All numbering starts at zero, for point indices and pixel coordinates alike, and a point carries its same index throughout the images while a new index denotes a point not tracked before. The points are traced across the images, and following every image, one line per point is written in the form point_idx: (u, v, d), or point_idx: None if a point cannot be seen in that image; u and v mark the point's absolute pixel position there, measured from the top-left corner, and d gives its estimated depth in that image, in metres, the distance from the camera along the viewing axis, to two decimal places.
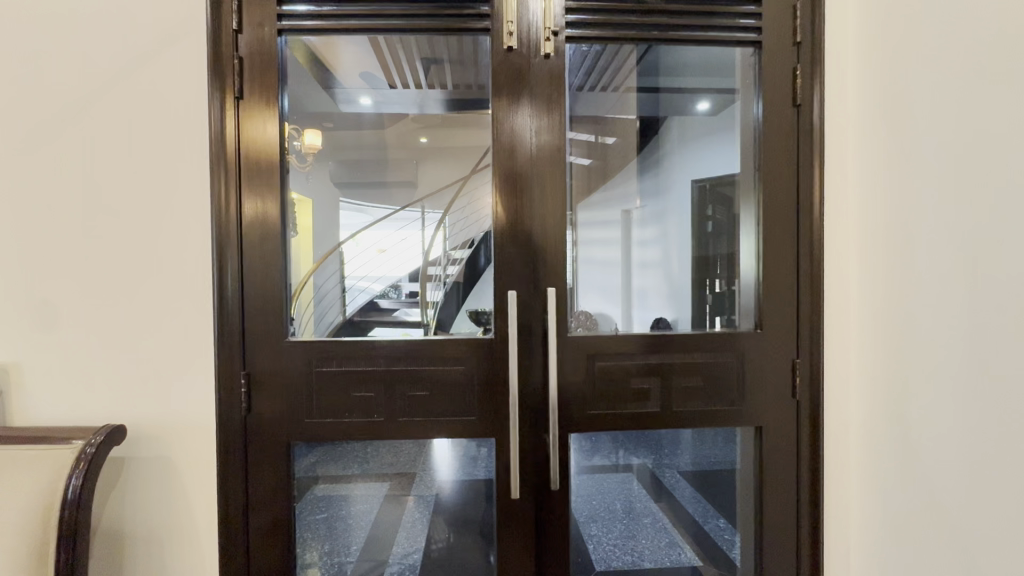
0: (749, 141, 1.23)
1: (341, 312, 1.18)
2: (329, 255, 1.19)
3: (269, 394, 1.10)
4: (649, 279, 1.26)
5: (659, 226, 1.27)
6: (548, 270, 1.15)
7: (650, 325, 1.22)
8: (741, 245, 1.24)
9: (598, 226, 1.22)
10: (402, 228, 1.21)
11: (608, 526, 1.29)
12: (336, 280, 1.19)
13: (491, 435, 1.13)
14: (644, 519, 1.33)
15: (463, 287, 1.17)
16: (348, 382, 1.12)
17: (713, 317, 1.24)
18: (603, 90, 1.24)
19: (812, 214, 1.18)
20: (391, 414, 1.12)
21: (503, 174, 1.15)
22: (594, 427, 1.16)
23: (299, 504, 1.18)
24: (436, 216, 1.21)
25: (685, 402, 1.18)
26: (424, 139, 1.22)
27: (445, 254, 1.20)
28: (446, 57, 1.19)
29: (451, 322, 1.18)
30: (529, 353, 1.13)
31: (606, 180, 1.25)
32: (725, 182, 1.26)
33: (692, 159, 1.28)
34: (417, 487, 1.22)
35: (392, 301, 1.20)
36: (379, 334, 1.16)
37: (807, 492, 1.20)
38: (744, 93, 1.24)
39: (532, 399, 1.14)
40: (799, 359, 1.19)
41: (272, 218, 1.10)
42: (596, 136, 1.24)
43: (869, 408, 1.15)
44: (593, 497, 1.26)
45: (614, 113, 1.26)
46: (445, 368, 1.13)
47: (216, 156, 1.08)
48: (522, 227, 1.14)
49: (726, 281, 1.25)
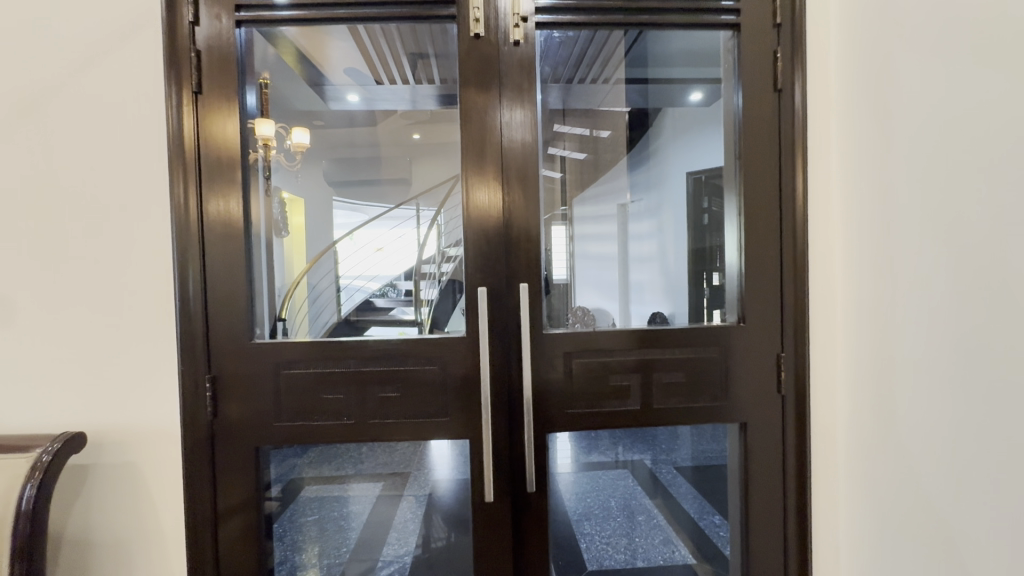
0: (732, 128, 1.19)
1: (336, 312, 1.16)
2: (323, 254, 1.17)
3: (239, 397, 1.07)
4: (646, 274, 1.22)
5: (655, 220, 1.23)
6: (520, 265, 1.11)
7: (647, 321, 1.19)
8: (736, 235, 1.18)
9: (590, 221, 1.19)
10: (397, 226, 1.19)
11: (600, 525, 1.28)
12: (331, 280, 1.17)
13: (466, 436, 1.10)
14: (638, 517, 1.32)
15: (457, 286, 1.13)
16: (316, 384, 1.08)
17: (709, 312, 1.20)
18: (592, 82, 1.21)
19: (796, 202, 1.14)
20: (363, 416, 1.08)
21: (474, 168, 1.11)
22: (572, 426, 1.12)
23: (292, 504, 1.18)
24: (430, 213, 1.16)
25: (666, 398, 1.14)
26: (417, 135, 1.17)
27: (439, 252, 1.15)
28: (431, 51, 1.15)
29: (446, 321, 1.13)
30: (504, 349, 1.10)
31: (597, 174, 1.22)
32: (724, 172, 1.20)
33: (687, 151, 1.23)
34: (412, 486, 1.18)
35: (389, 300, 1.17)
36: (375, 334, 1.13)
37: (795, 490, 1.17)
38: (727, 79, 1.19)
39: (507, 398, 1.10)
40: (784, 353, 1.15)
41: (236, 218, 1.08)
42: (590, 130, 1.22)
43: (856, 403, 1.12)
44: (587, 495, 1.24)
45: (608, 105, 1.24)
46: (419, 369, 1.09)
47: (174, 153, 1.05)
48: (494, 221, 1.11)
49: (724, 274, 1.20)
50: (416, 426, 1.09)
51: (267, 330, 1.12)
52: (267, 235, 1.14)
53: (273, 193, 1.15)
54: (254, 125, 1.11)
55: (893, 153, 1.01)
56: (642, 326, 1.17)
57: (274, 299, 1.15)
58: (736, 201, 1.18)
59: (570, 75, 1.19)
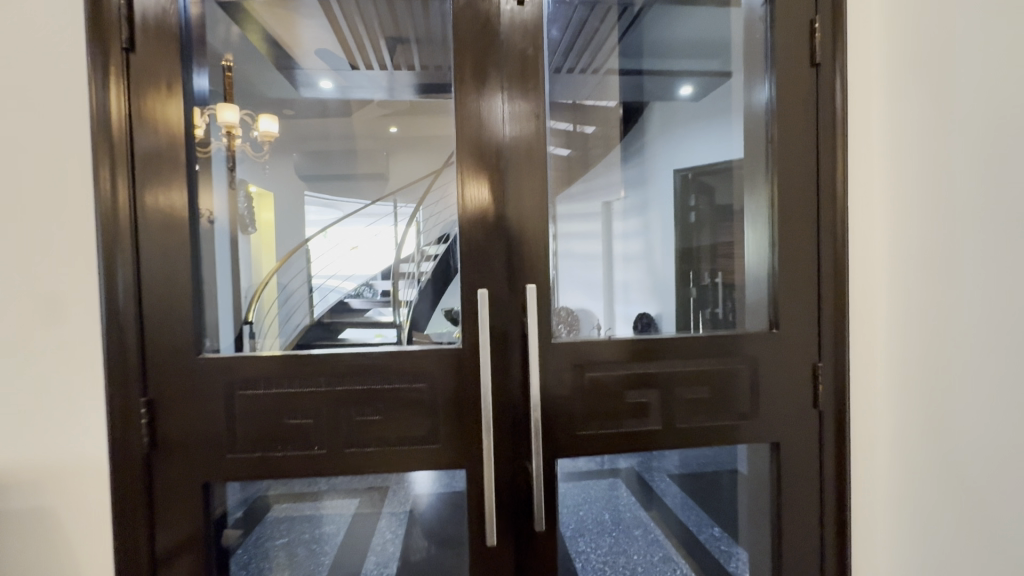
0: (762, 117, 1.06)
1: (309, 314, 0.99)
2: (294, 252, 0.99)
3: (181, 424, 0.87)
4: (633, 273, 1.09)
5: (641, 218, 1.11)
6: (525, 263, 0.95)
7: (633, 331, 1.03)
8: (721, 231, 1.12)
9: (578, 220, 1.03)
10: (373, 223, 1.01)
11: (594, 541, 1.07)
12: (303, 279, 1.00)
13: (462, 466, 0.92)
14: (634, 532, 1.12)
15: (437, 286, 0.96)
16: (280, 406, 0.90)
17: (696, 312, 1.08)
18: (581, 72, 1.06)
19: (836, 191, 1.01)
20: (335, 444, 0.90)
21: (469, 153, 0.94)
22: (584, 451, 0.97)
23: (258, 526, 0.98)
24: (408, 210, 1.00)
25: (687, 416, 1.00)
26: (394, 128, 1.04)
27: (418, 250, 0.99)
28: (413, 35, 0.99)
29: (425, 324, 0.97)
30: (506, 363, 0.93)
31: (587, 171, 1.06)
32: (715, 173, 1.13)
33: (674, 148, 1.15)
34: (390, 503, 0.99)
35: (365, 300, 1.00)
36: (351, 338, 0.96)
37: (833, 514, 1.03)
38: (739, 66, 1.11)
39: (511, 421, 0.94)
40: (822, 362, 1.02)
41: (179, 207, 0.89)
42: (574, 125, 1.04)
43: (907, 418, 1.00)
44: (580, 506, 1.04)
45: (595, 98, 1.08)
46: (404, 388, 0.92)
47: (97, 126, 0.84)
48: (493, 214, 0.94)
49: (716, 272, 1.11)
50: (402, 456, 0.91)
51: (231, 340, 0.94)
52: (230, 232, 0.96)
53: (238, 185, 0.97)
54: (215, 111, 0.96)
55: (966, 141, 0.89)
56: (629, 329, 1.03)
57: (232, 303, 0.96)
58: (763, 195, 1.06)
59: (559, 64, 1.01)
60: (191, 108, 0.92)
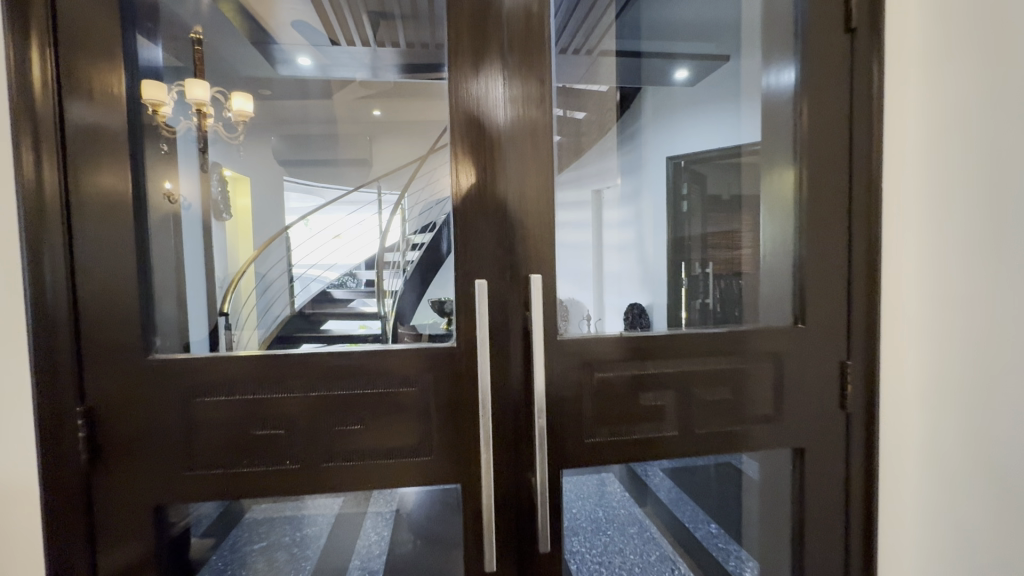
0: (787, 91, 0.96)
1: (290, 304, 0.90)
2: (273, 240, 0.89)
3: (130, 433, 0.75)
4: (623, 263, 1.00)
5: (633, 207, 1.04)
6: (528, 250, 0.83)
7: (623, 328, 0.92)
8: (711, 219, 1.05)
9: (573, 209, 0.90)
10: (355, 212, 0.90)
11: (590, 541, 0.98)
12: (284, 268, 0.90)
13: (457, 479, 0.81)
14: (629, 530, 1.04)
15: (422, 274, 0.85)
16: (245, 416, 0.77)
17: (688, 303, 1.00)
18: (575, 53, 0.95)
19: (871, 171, 0.91)
20: (309, 458, 0.79)
21: (466, 126, 0.82)
22: (594, 461, 0.86)
23: (235, 530, 0.88)
24: (394, 198, 0.91)
25: (706, 418, 0.91)
26: (377, 111, 1.00)
27: (404, 239, 0.89)
28: (399, 13, 0.94)
29: (412, 315, 0.86)
30: (507, 363, 0.82)
31: (581, 158, 0.96)
32: (704, 156, 1.07)
33: (668, 132, 1.13)
34: (375, 503, 0.88)
35: (347, 291, 0.90)
36: (333, 329, 0.87)
37: (860, 520, 0.96)
38: (747, 47, 1.04)
39: (511, 427, 0.83)
40: (851, 360, 0.93)
41: (122, 183, 0.74)
42: (567, 111, 0.93)
43: (940, 422, 0.90)
44: (568, 506, 0.91)
45: (586, 82, 1.01)
46: (390, 393, 0.80)
47: (15, 84, 0.69)
48: (492, 194, 0.83)
49: (707, 262, 1.04)
50: (389, 468, 0.80)
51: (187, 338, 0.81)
52: (204, 220, 0.85)
53: (211, 169, 0.87)
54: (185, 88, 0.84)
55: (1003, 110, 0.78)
56: (619, 326, 0.92)
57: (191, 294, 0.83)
58: (789, 177, 0.96)
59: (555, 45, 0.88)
60: (136, 69, 0.78)
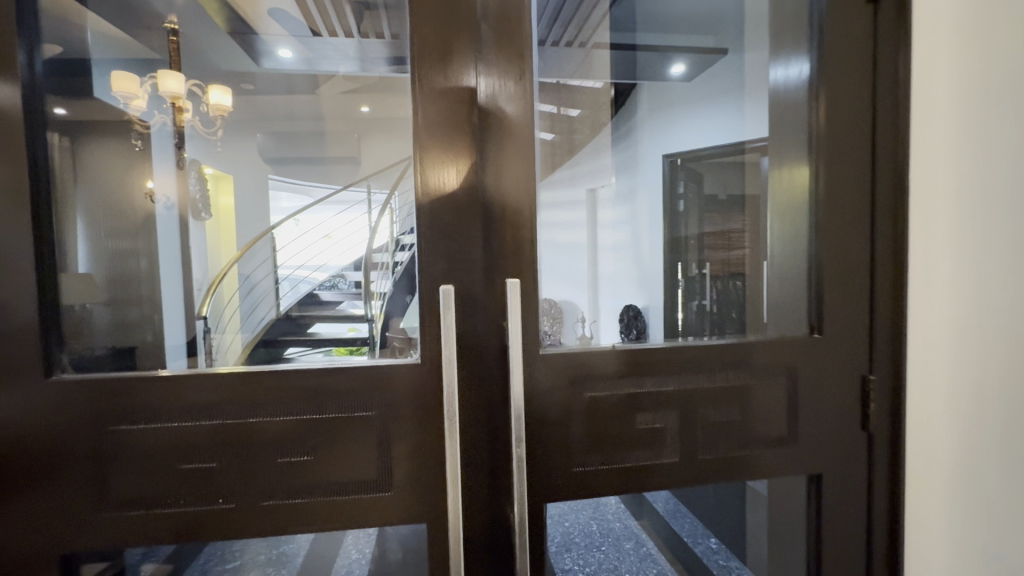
0: (802, 80, 0.85)
1: (274, 307, 0.86)
2: (258, 239, 0.83)
3: (33, 469, 0.63)
4: (619, 264, 0.90)
5: (628, 207, 0.98)
6: (506, 250, 0.72)
7: (619, 338, 0.80)
8: (707, 219, 0.94)
9: (564, 207, 0.81)
10: (343, 211, 0.80)
11: (583, 557, 0.84)
12: (269, 270, 0.86)
13: (424, 516, 0.70)
14: (626, 546, 0.89)
15: (410, 278, 0.72)
16: (168, 449, 0.66)
17: (683, 304, 0.90)
18: (567, 45, 0.86)
19: (896, 160, 0.81)
20: (246, 496, 0.67)
21: (434, 104, 0.70)
22: (583, 492, 0.75)
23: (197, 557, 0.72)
24: (383, 196, 0.77)
25: (710, 442, 0.80)
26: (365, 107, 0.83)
27: (392, 238, 0.74)
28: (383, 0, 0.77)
29: (402, 316, 0.73)
30: (483, 382, 0.71)
31: (572, 157, 0.88)
32: (704, 154, 0.99)
33: (664, 130, 1.07)
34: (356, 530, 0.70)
35: (336, 293, 0.81)
36: (320, 332, 0.76)
37: (883, 552, 0.85)
38: (753, 27, 0.94)
39: (487, 456, 0.72)
40: (874, 374, 0.82)
41: (16, 171, 0.62)
42: (559, 109, 0.83)
43: (974, 447, 0.79)
44: (557, 523, 0.79)
45: (581, 78, 0.92)
46: (342, 418, 0.68)
47: None
48: (465, 184, 0.71)
49: (704, 262, 0.94)
50: (337, 504, 0.68)
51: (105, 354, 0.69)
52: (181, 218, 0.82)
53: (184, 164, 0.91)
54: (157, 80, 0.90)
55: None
56: (613, 334, 0.80)
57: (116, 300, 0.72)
58: (803, 173, 0.85)
59: (544, 36, 0.79)
60: (38, 37, 0.66)
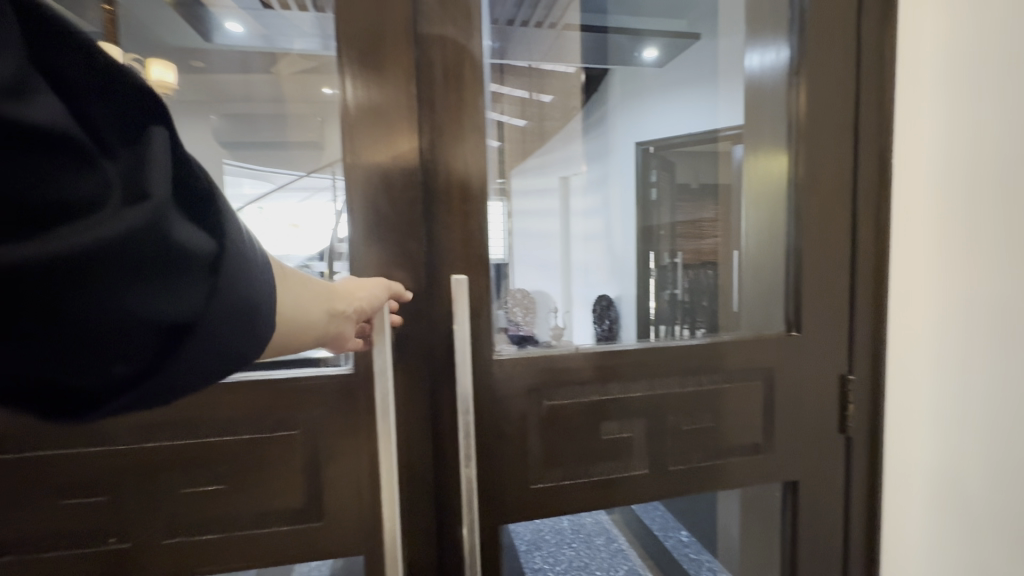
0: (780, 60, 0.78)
1: None
2: None
3: None
4: (590, 253, 0.81)
5: (601, 194, 0.85)
6: (455, 243, 0.63)
7: (594, 338, 0.73)
8: (680, 208, 0.85)
9: (535, 195, 0.73)
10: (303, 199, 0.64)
11: (553, 556, 0.76)
12: None
13: (362, 543, 0.62)
14: (595, 541, 0.80)
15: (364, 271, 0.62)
16: (51, 486, 0.55)
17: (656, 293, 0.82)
18: (536, 25, 0.75)
19: (880, 146, 0.76)
20: (151, 533, 0.57)
21: (370, 75, 0.60)
22: (544, 510, 0.68)
23: None
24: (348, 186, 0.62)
25: (683, 448, 0.74)
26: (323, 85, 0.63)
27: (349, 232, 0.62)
28: None
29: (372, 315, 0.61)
30: (430, 393, 0.63)
31: (546, 141, 0.78)
32: (680, 142, 0.88)
33: (637, 116, 0.90)
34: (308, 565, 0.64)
35: None
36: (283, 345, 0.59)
37: (858, 555, 0.81)
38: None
39: (435, 476, 0.64)
40: (854, 374, 0.77)
41: None
42: (533, 93, 0.75)
43: (953, 445, 0.74)
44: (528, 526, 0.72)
45: (553, 62, 0.79)
46: (263, 440, 0.59)
47: None
48: (408, 168, 0.61)
49: (676, 251, 0.84)
50: (258, 535, 0.59)
51: None
52: None
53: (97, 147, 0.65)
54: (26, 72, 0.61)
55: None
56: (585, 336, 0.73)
57: None
58: (782, 161, 0.78)
59: (512, 14, 0.70)
60: None
